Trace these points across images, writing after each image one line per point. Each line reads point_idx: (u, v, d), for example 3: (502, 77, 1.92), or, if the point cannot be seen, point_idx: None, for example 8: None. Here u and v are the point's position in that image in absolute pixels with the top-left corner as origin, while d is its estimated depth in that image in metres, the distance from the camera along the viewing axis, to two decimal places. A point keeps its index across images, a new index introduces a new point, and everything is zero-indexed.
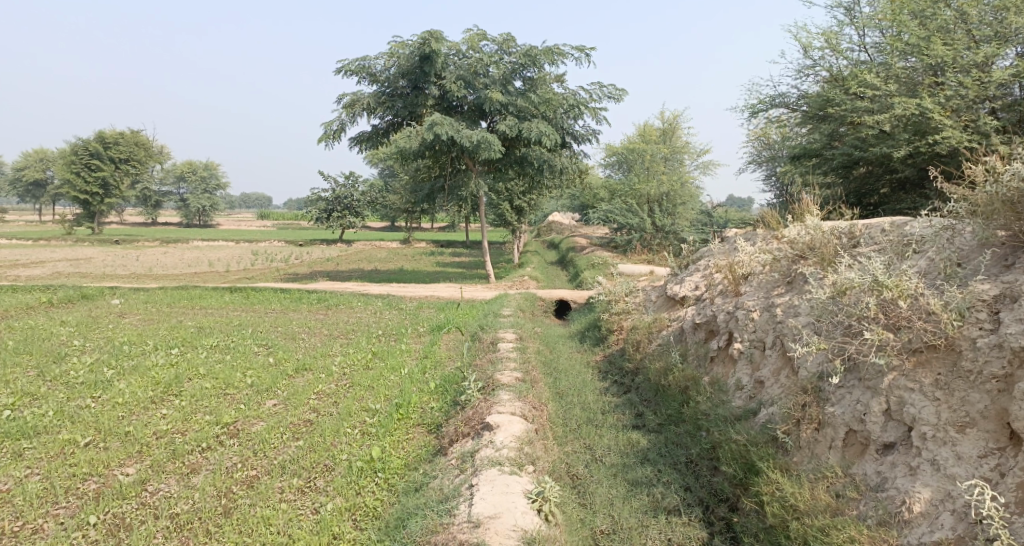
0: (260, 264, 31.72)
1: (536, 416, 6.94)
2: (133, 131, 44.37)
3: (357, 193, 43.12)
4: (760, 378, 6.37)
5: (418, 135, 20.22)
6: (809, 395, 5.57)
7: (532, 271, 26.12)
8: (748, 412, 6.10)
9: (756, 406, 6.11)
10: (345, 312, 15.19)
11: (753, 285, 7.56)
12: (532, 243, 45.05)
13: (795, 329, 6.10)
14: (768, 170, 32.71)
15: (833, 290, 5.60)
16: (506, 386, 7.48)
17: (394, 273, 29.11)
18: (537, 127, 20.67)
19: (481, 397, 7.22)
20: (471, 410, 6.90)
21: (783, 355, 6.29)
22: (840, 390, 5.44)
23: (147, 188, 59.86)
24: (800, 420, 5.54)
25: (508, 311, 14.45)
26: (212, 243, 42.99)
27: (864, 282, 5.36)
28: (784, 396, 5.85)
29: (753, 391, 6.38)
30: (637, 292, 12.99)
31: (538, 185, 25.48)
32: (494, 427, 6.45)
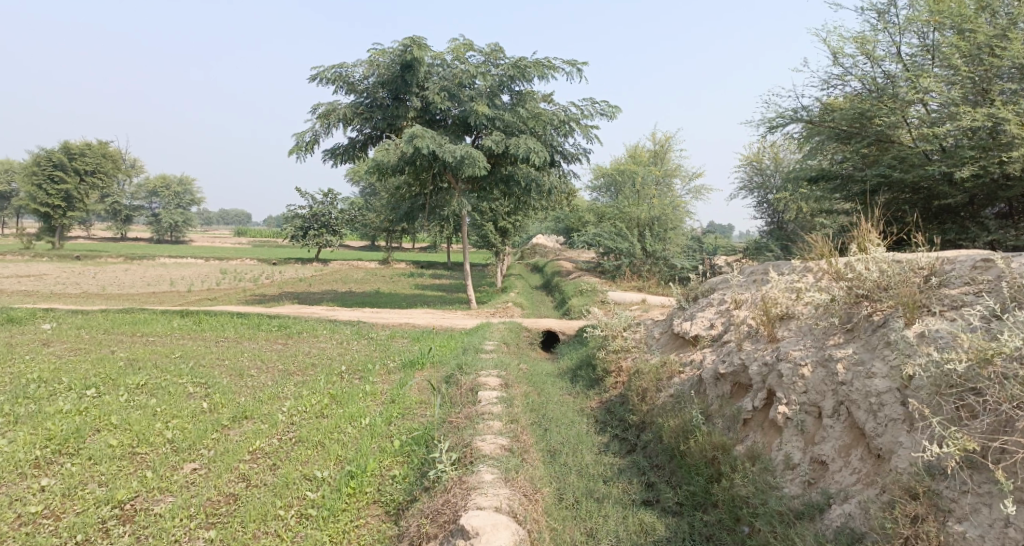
0: (228, 283, 29.99)
1: (528, 510, 5.35)
2: (100, 142, 42.41)
3: (334, 211, 41.50)
4: (822, 457, 5.02)
5: (397, 149, 18.80)
6: (924, 505, 4.27)
7: (517, 297, 24.73)
8: (815, 509, 4.79)
9: (825, 498, 4.79)
10: (307, 343, 13.58)
11: (797, 330, 6.16)
12: (516, 266, 43.65)
13: (878, 402, 4.81)
14: (762, 196, 31.60)
15: (971, 357, 4.38)
16: (488, 459, 5.91)
17: (370, 296, 27.53)
18: (525, 143, 19.34)
19: (456, 476, 5.65)
20: (443, 499, 5.36)
21: (852, 429, 4.99)
22: (967, 500, 4.20)
23: (118, 201, 58.17)
24: (912, 539, 4.25)
25: (491, 345, 12.95)
26: (179, 260, 41.16)
27: (1015, 350, 4.27)
28: (872, 494, 4.58)
29: (815, 476, 5.03)
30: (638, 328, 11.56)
31: (524, 206, 24.10)
32: (471, 535, 4.88)
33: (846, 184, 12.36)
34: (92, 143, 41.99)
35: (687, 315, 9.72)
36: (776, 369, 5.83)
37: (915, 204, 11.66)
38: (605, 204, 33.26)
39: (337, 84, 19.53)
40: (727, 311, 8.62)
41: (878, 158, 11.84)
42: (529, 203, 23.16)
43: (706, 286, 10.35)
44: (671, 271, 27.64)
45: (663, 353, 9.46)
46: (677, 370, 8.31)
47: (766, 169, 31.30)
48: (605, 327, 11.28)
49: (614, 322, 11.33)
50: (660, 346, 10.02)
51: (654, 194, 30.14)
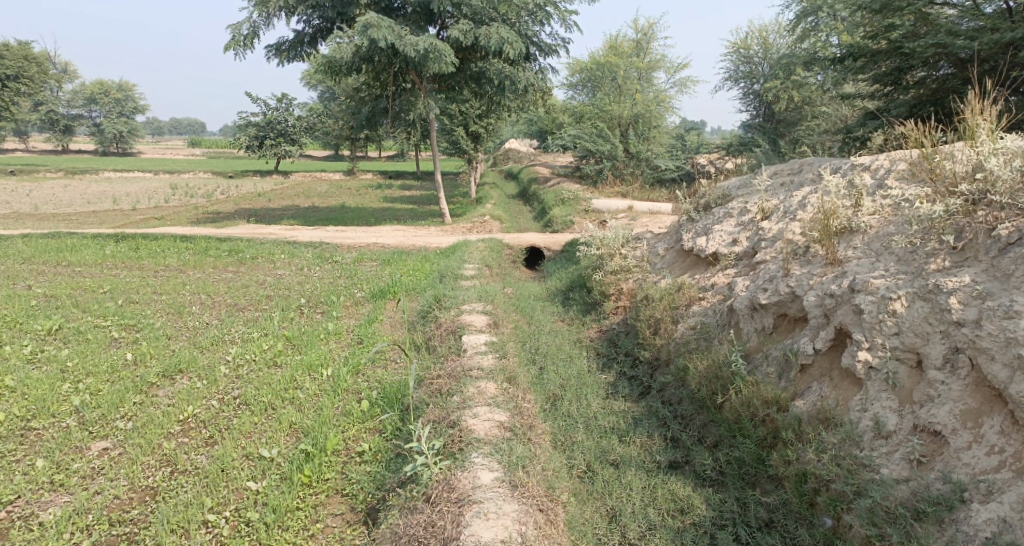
0: (178, 200, 27.80)
1: (536, 521, 4.15)
2: (19, 43, 38.19)
3: (291, 118, 38.82)
4: (939, 428, 4.02)
5: (351, 42, 16.77)
6: None
7: (494, 207, 23.27)
8: (944, 507, 3.79)
9: (955, 491, 3.80)
10: (261, 271, 12.01)
11: (869, 252, 4.97)
12: (490, 173, 41.78)
13: None
14: (747, 87, 29.83)
15: None
16: (483, 447, 4.66)
17: (334, 211, 25.72)
18: (497, 33, 17.42)
19: (445, 475, 4.42)
20: (435, 514, 4.17)
21: (983, 391, 3.98)
22: None
23: (54, 110, 54.25)
24: None
25: (470, 267, 11.54)
26: (126, 174, 38.47)
27: None
28: None
29: (928, 451, 4.02)
30: (637, 245, 10.24)
31: (497, 107, 22.18)
32: None
33: (886, 57, 10.84)
34: (14, 46, 37.96)
35: (699, 228, 8.44)
36: (847, 300, 4.64)
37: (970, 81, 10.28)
38: (581, 103, 31.22)
39: None
40: (752, 225, 7.34)
41: (928, 28, 10.29)
42: (502, 104, 21.25)
43: (717, 192, 9.02)
44: (655, 173, 26.28)
45: (672, 274, 8.24)
46: (695, 297, 7.02)
47: (752, 58, 29.35)
48: (601, 244, 9.93)
49: (610, 237, 9.97)
50: (667, 264, 8.79)
51: (636, 89, 28.15)
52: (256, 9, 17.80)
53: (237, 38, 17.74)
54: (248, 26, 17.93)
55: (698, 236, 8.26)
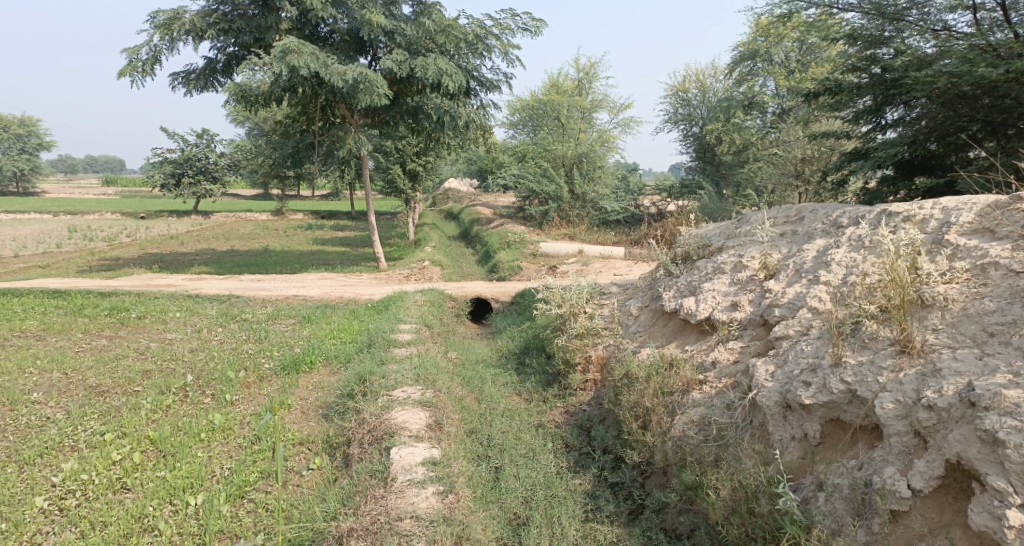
0: (78, 246, 25.09)
1: None
2: None
3: (213, 156, 36.43)
4: None
5: (268, 70, 15.13)
6: None
7: (432, 251, 21.68)
8: None
9: None
10: (151, 341, 10.09)
11: (970, 351, 3.98)
12: (428, 214, 40.23)
13: None
14: (686, 129, 29.33)
15: None
16: None
17: (257, 255, 23.54)
18: (435, 64, 16.11)
19: None
20: None
21: None
22: None
23: None
24: None
25: (407, 329, 9.82)
26: (25, 217, 35.12)
27: None
28: None
29: None
30: (606, 303, 8.74)
31: (436, 144, 20.72)
32: None
33: (868, 90, 10.23)
34: None
35: (682, 285, 7.01)
36: (967, 422, 3.66)
37: (972, 117, 9.32)
38: (522, 142, 30.19)
39: None
40: (755, 283, 5.95)
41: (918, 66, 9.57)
42: (441, 141, 19.80)
43: (697, 241, 7.67)
44: (599, 215, 25.33)
45: (656, 342, 6.73)
46: (693, 381, 5.43)
47: (691, 99, 28.84)
48: (561, 301, 8.43)
49: (576, 294, 8.47)
50: (645, 330, 7.28)
51: (579, 128, 27.16)
52: (158, 31, 15.95)
53: (134, 63, 16.15)
54: (149, 49, 16.20)
55: (684, 295, 6.82)
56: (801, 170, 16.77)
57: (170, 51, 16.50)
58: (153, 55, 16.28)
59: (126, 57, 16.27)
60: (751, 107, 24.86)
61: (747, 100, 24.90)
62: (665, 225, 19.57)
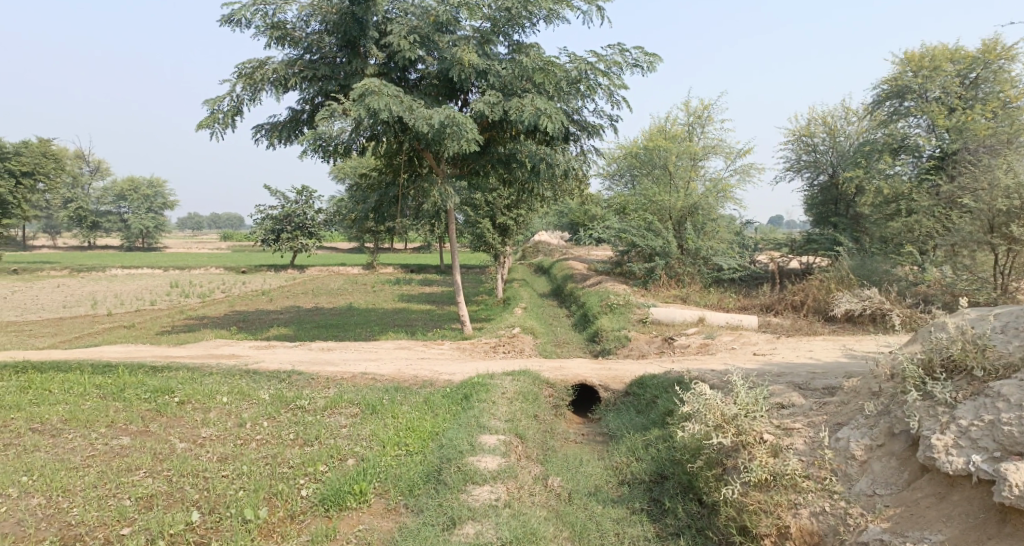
0: (167, 303, 24.22)
1: None
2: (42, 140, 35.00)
3: (310, 211, 35.84)
4: None
5: (347, 115, 13.26)
6: None
7: (524, 313, 19.23)
8: None
9: None
10: (175, 451, 7.73)
11: None
12: (520, 269, 37.99)
13: None
14: (811, 178, 25.84)
15: None
16: None
17: (339, 314, 21.69)
18: (532, 104, 13.88)
19: None
20: None
21: None
22: None
23: (80, 205, 54.34)
24: None
25: (491, 444, 7.11)
26: (134, 271, 35.57)
27: None
28: None
29: None
30: (794, 427, 6.05)
31: (529, 196, 18.39)
32: None
33: None
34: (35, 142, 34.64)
35: (971, 429, 5.00)
36: None
37: None
38: (623, 194, 27.64)
39: (269, 34, 14.41)
40: None
41: None
42: (536, 193, 17.49)
43: (971, 341, 5.44)
44: (713, 273, 22.26)
45: (939, 537, 4.78)
46: None
47: (818, 145, 25.25)
48: (723, 424, 5.88)
49: (750, 418, 5.89)
50: (898, 498, 5.15)
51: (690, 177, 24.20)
52: (241, 80, 14.53)
53: (215, 114, 14.82)
54: (230, 100, 14.85)
55: (986, 456, 4.85)
56: (995, 225, 13.65)
57: (253, 102, 15.04)
58: (235, 106, 14.87)
59: (207, 108, 14.98)
60: (899, 151, 20.77)
61: (892, 144, 20.98)
62: (806, 289, 16.27)
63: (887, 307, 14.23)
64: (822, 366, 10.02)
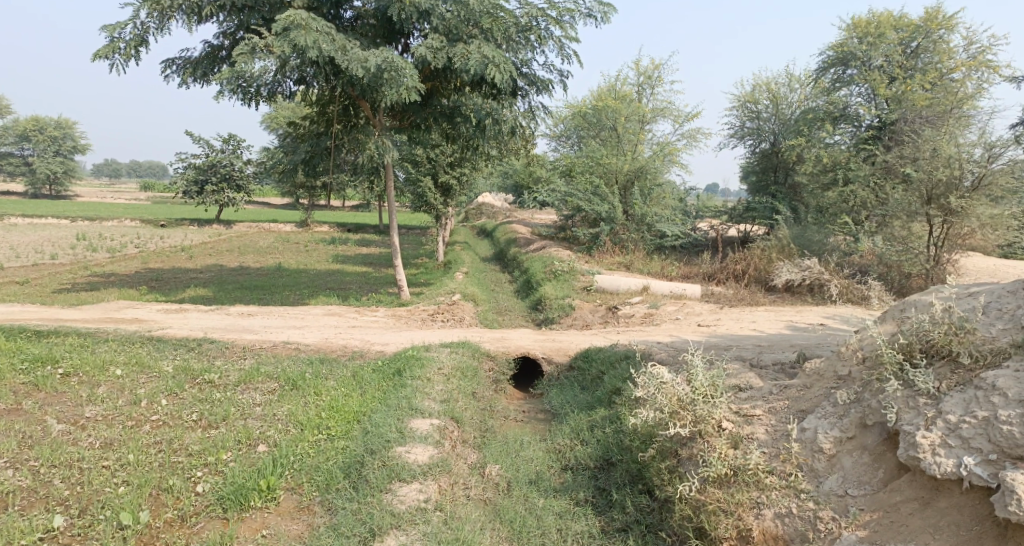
0: (76, 258, 22.35)
1: None
2: None
3: (238, 163, 33.88)
4: None
5: (271, 54, 12.01)
6: None
7: (464, 278, 18.51)
8: None
9: None
10: (51, 436, 6.74)
11: None
12: (460, 231, 37.05)
13: None
14: (753, 145, 24.96)
15: None
16: None
17: (266, 274, 20.42)
18: (478, 51, 12.94)
19: None
20: None
21: None
22: None
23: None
24: None
25: (423, 430, 6.45)
26: (41, 221, 32.92)
27: None
28: None
29: None
30: (754, 414, 5.71)
31: (473, 154, 17.47)
32: None
33: None
34: None
35: (962, 427, 4.61)
36: None
37: None
38: (567, 155, 27.00)
39: None
40: None
41: None
42: (480, 150, 16.63)
43: (951, 326, 5.13)
44: (654, 238, 21.98)
45: None
46: None
47: (761, 112, 24.41)
48: (682, 418, 5.45)
49: (708, 404, 5.49)
50: (877, 504, 4.77)
51: (635, 140, 23.65)
52: (145, 5, 13.02)
53: (115, 42, 13.29)
54: (133, 27, 13.34)
55: (978, 458, 4.46)
56: (933, 196, 13.60)
57: (159, 30, 13.56)
58: (138, 35, 13.37)
59: (106, 35, 13.42)
60: (838, 120, 20.33)
61: (833, 112, 20.37)
62: (748, 257, 15.93)
63: (825, 277, 14.03)
64: (769, 340, 9.67)
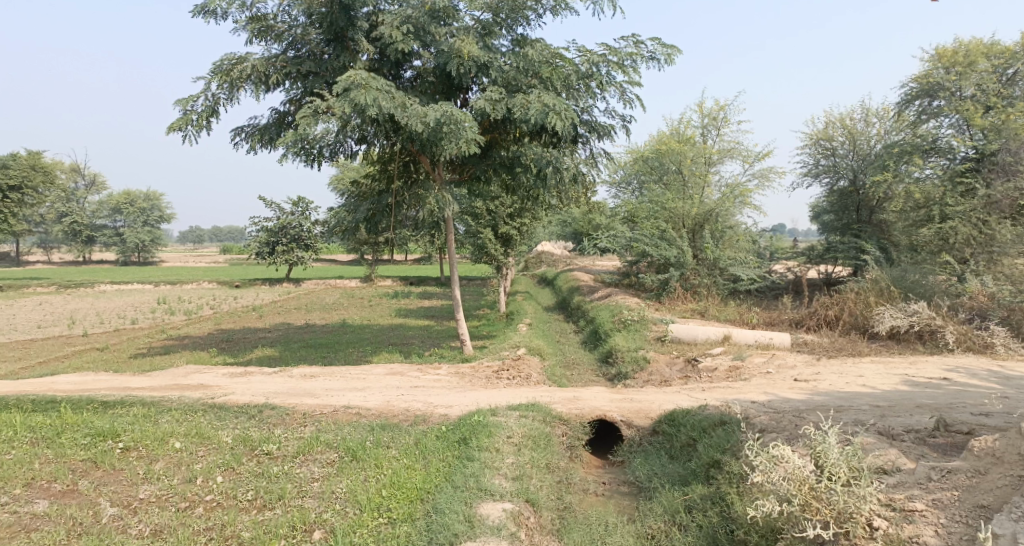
0: (151, 321, 22.67)
1: None
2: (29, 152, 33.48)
3: (307, 224, 34.40)
4: None
5: (331, 115, 11.73)
6: None
7: (531, 331, 17.72)
8: None
9: None
10: (102, 536, 6.18)
11: None
12: (524, 280, 36.38)
13: None
14: (829, 183, 23.28)
15: None
16: None
17: (331, 332, 20.11)
18: (539, 100, 12.39)
19: None
20: None
21: None
22: None
23: (76, 219, 53.21)
24: None
25: (494, 521, 5.91)
26: (122, 286, 34.01)
27: None
28: None
29: None
30: (913, 507, 5.09)
31: (535, 204, 16.83)
32: None
33: None
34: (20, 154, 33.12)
35: None
36: None
37: None
38: (632, 201, 26.17)
39: (251, 29, 12.67)
40: None
41: None
42: (541, 199, 15.98)
43: None
44: (728, 283, 20.76)
45: None
46: None
47: (836, 149, 22.69)
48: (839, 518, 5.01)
49: (854, 497, 5.04)
50: None
51: (704, 182, 22.61)
52: (216, 78, 13.03)
53: (188, 115, 13.35)
54: (206, 99, 13.39)
55: None
56: None
57: (231, 101, 13.57)
58: (209, 106, 13.41)
59: (180, 109, 13.52)
60: (930, 153, 18.48)
61: (922, 145, 18.64)
62: (841, 301, 14.66)
63: (938, 324, 12.75)
64: (889, 400, 8.49)
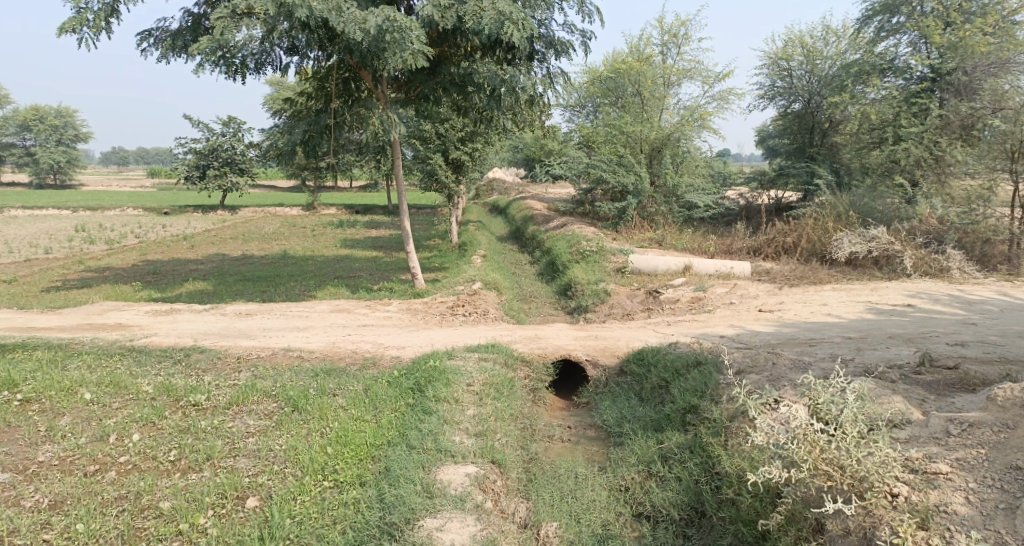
0: (69, 251, 20.93)
1: None
2: None
3: (239, 145, 32.27)
4: None
5: (255, 19, 10.34)
6: None
7: (484, 262, 17.00)
8: None
9: None
10: None
11: None
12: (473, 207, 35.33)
13: None
14: (784, 106, 22.72)
15: None
16: None
17: (270, 263, 18.96)
18: (492, 7, 11.20)
19: None
20: None
21: None
22: None
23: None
24: None
25: (456, 489, 5.27)
26: (39, 212, 31.52)
27: None
28: None
29: None
30: (937, 470, 4.64)
31: (487, 127, 15.76)
32: None
33: None
34: None
35: None
36: None
37: None
38: (585, 124, 25.18)
39: None
40: None
41: None
42: (494, 122, 14.91)
43: None
44: (684, 210, 20.32)
45: None
46: None
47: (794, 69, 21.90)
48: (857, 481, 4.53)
49: (875, 463, 4.53)
50: None
51: (660, 105, 21.76)
52: None
53: (83, 15, 11.70)
54: None
55: None
56: None
57: None
58: (109, 6, 11.76)
59: (74, 7, 11.81)
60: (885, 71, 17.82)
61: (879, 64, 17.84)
62: (800, 228, 14.33)
63: (896, 249, 12.56)
64: (861, 333, 8.14)
